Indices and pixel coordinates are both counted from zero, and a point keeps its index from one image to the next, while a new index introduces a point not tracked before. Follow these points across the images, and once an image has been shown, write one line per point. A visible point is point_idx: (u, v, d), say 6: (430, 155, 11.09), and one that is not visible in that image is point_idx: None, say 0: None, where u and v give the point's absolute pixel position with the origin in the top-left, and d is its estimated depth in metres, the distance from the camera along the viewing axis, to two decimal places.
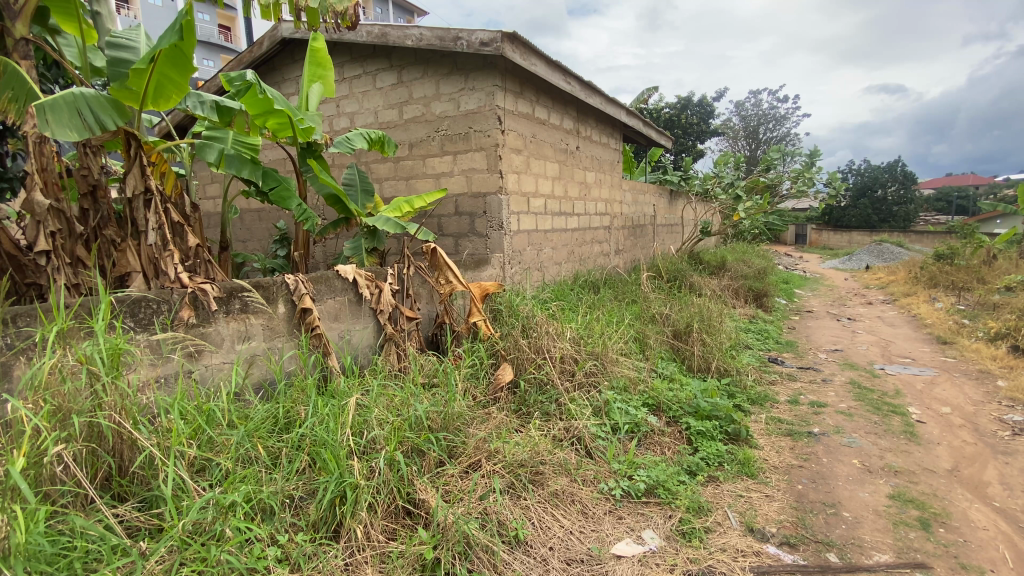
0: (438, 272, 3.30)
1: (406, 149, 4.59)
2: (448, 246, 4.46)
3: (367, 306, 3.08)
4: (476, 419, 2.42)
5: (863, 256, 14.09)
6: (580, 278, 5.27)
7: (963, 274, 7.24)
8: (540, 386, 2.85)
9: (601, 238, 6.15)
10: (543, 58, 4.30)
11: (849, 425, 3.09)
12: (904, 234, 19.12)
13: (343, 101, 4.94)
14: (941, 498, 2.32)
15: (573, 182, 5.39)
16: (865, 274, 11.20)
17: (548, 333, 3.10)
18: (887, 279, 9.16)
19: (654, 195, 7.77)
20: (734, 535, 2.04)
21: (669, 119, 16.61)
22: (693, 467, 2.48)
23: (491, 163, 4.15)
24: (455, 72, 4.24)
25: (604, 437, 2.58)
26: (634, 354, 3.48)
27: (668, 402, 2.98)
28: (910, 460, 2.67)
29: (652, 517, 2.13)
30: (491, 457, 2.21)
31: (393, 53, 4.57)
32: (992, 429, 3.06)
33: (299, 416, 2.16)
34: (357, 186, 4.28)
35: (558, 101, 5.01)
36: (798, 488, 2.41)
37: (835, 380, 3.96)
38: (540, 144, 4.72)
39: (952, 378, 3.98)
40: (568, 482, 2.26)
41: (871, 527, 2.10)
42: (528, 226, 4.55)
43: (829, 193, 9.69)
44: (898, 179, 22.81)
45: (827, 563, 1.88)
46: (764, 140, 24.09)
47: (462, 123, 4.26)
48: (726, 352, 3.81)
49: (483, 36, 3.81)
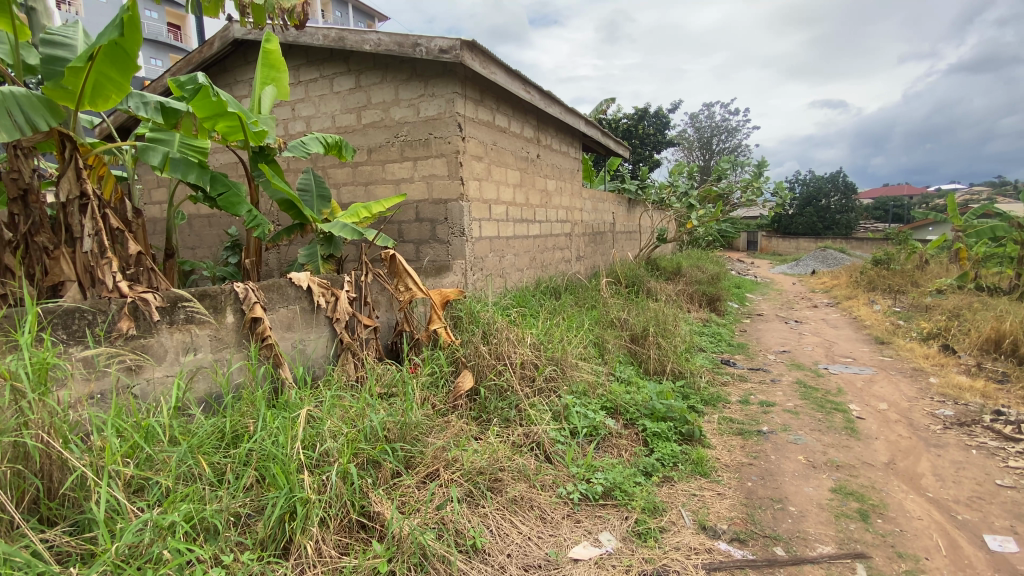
0: (397, 279, 3.25)
1: (365, 155, 4.52)
2: (409, 252, 4.40)
3: (323, 315, 2.99)
4: (435, 428, 2.39)
5: (809, 262, 14.82)
6: (541, 284, 5.31)
7: (898, 277, 7.71)
8: (500, 393, 2.84)
9: (563, 245, 6.22)
10: (503, 67, 4.34)
11: (795, 423, 3.23)
12: (847, 241, 20.26)
13: (299, 105, 4.83)
14: (879, 490, 2.44)
15: (534, 190, 5.43)
16: (812, 278, 11.79)
17: (508, 339, 3.09)
18: (830, 283, 9.68)
19: (613, 204, 7.95)
20: (687, 534, 2.08)
21: (627, 130, 17.07)
22: (649, 468, 2.53)
23: (452, 170, 4.13)
24: (414, 78, 4.22)
25: (563, 442, 2.60)
26: (593, 359, 3.52)
27: (625, 405, 3.03)
28: (850, 455, 2.81)
29: (609, 519, 2.15)
30: (449, 466, 2.18)
31: (351, 57, 4.50)
32: (925, 423, 3.26)
33: (247, 430, 2.07)
34: (313, 191, 4.17)
35: (518, 110, 5.06)
36: (748, 485, 2.49)
37: (783, 380, 4.14)
38: (501, 152, 4.75)
39: (889, 375, 4.23)
40: (527, 487, 2.24)
41: (815, 520, 2.19)
42: (489, 232, 4.55)
43: (776, 203, 10.17)
44: (841, 189, 24.18)
45: (774, 557, 1.95)
46: (717, 151, 25.11)
47: (422, 129, 4.23)
48: (681, 355, 3.91)
49: (442, 43, 3.81)
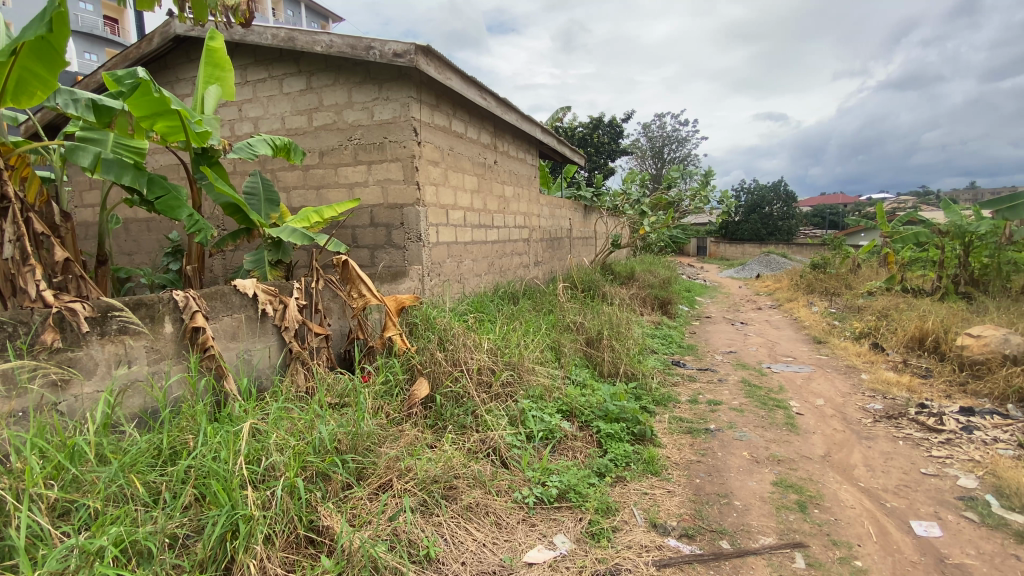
0: (350, 285, 3.17)
1: (317, 157, 4.41)
2: (363, 258, 4.31)
3: (270, 323, 2.87)
4: (388, 438, 2.34)
5: (754, 266, 15.57)
6: (499, 289, 5.31)
7: (834, 281, 8.21)
8: (457, 400, 2.81)
9: (521, 250, 6.26)
10: (458, 73, 4.35)
11: (740, 421, 3.37)
12: (788, 247, 21.41)
13: (247, 106, 4.66)
14: (817, 481, 2.58)
15: (492, 196, 5.45)
16: (757, 281, 12.39)
17: (464, 345, 3.07)
18: (773, 287, 10.19)
19: (569, 210, 8.08)
20: (639, 532, 2.13)
21: (582, 138, 17.43)
22: (602, 469, 2.57)
23: (408, 174, 4.09)
24: (368, 81, 4.15)
25: (519, 447, 2.60)
26: (550, 363, 3.55)
27: (580, 408, 3.08)
28: (790, 449, 2.96)
29: (564, 521, 2.17)
30: (402, 476, 2.15)
31: (301, 57, 4.38)
32: (857, 417, 3.48)
33: (187, 446, 1.96)
34: (260, 195, 4.03)
35: (474, 115, 5.06)
36: (696, 481, 2.57)
37: (729, 379, 4.32)
38: (457, 157, 4.73)
39: (825, 373, 4.49)
40: (482, 494, 2.23)
41: (758, 512, 2.29)
42: (447, 238, 4.52)
43: (722, 210, 10.63)
44: (783, 197, 25.54)
45: (720, 550, 2.02)
46: (669, 160, 26.02)
47: (376, 133, 4.16)
48: (634, 357, 4.01)
49: (396, 47, 3.78)
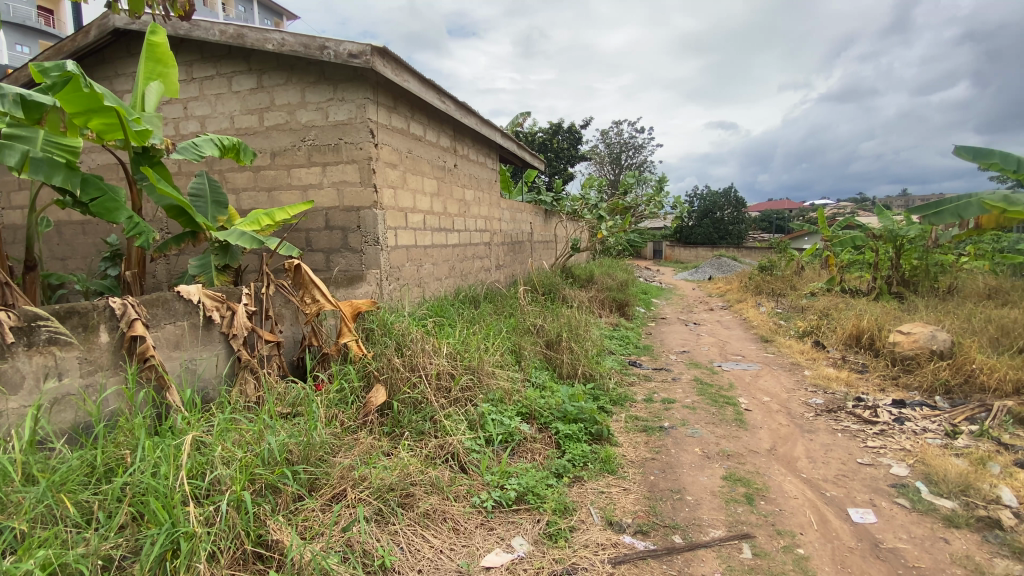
0: (303, 290, 3.08)
1: (268, 158, 4.27)
2: (318, 262, 4.20)
3: (217, 331, 2.76)
4: (342, 447, 2.29)
5: (707, 268, 16.16)
6: (460, 293, 5.29)
7: (780, 282, 8.64)
8: (415, 406, 2.76)
9: (481, 254, 6.25)
10: (416, 75, 4.31)
11: (693, 418, 3.49)
12: (739, 250, 22.34)
13: (192, 104, 4.46)
14: (763, 474, 2.70)
15: (451, 199, 5.42)
16: (710, 283, 12.86)
17: (423, 350, 3.02)
18: (725, 288, 10.60)
19: (529, 214, 8.15)
20: (595, 530, 2.17)
21: (542, 143, 17.62)
22: (560, 470, 2.60)
23: (364, 177, 4.00)
24: (322, 82, 4.06)
25: (478, 451, 2.59)
26: (510, 366, 3.55)
27: (539, 410, 3.10)
28: (739, 444, 3.08)
29: (522, 523, 2.18)
30: (357, 485, 2.10)
31: (251, 55, 4.24)
32: (800, 411, 3.66)
33: (123, 462, 1.85)
34: (206, 197, 3.86)
35: (433, 118, 5.03)
36: (650, 478, 2.64)
37: (682, 378, 4.46)
38: (416, 160, 4.69)
39: (772, 370, 4.70)
40: (439, 500, 2.21)
41: (709, 506, 2.38)
42: (405, 241, 4.46)
43: (676, 215, 10.98)
44: (733, 203, 26.58)
45: (672, 545, 2.08)
46: (626, 166, 26.66)
47: (331, 134, 4.07)
48: (592, 358, 4.09)
49: (351, 48, 3.71)
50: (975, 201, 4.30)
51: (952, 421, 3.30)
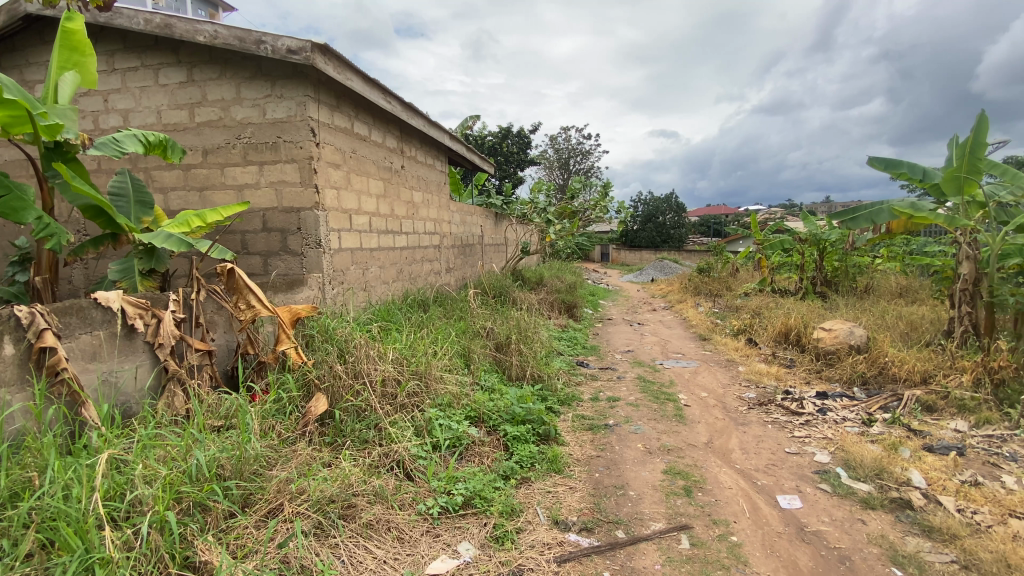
0: (237, 296, 2.92)
1: (200, 156, 4.04)
2: (255, 266, 4.01)
3: (141, 340, 2.56)
4: (279, 460, 2.19)
5: (650, 271, 16.72)
6: (408, 296, 5.20)
7: (717, 283, 9.12)
8: (358, 414, 2.68)
9: (431, 257, 6.19)
10: (360, 74, 4.21)
11: (636, 415, 3.60)
12: (680, 253, 23.30)
13: (114, 96, 4.15)
14: (700, 466, 2.82)
15: (399, 201, 5.32)
16: (654, 285, 13.33)
17: (367, 356, 2.93)
18: (668, 288, 11.04)
19: (480, 217, 8.16)
20: (541, 530, 2.19)
21: (492, 146, 17.70)
22: (507, 472, 2.60)
23: (305, 177, 3.86)
24: (259, 77, 3.89)
25: (424, 457, 2.54)
26: (458, 370, 3.52)
27: (488, 413, 3.09)
28: (678, 438, 3.21)
29: (469, 528, 2.17)
30: (294, 499, 2.01)
31: (181, 47, 4.00)
32: (735, 405, 3.87)
33: (30, 485, 1.69)
34: (129, 197, 3.60)
35: (379, 119, 4.92)
36: (596, 476, 2.70)
37: (627, 376, 4.60)
38: (361, 160, 4.57)
39: (710, 367, 4.94)
40: (383, 509, 2.16)
41: (650, 500, 2.46)
42: (349, 244, 4.33)
43: (622, 219, 11.32)
44: (675, 208, 27.55)
45: (616, 540, 2.14)
46: (575, 171, 27.22)
47: (269, 132, 3.90)
48: (541, 360, 4.13)
49: (290, 43, 3.57)
50: (887, 208, 4.68)
51: (868, 410, 3.58)
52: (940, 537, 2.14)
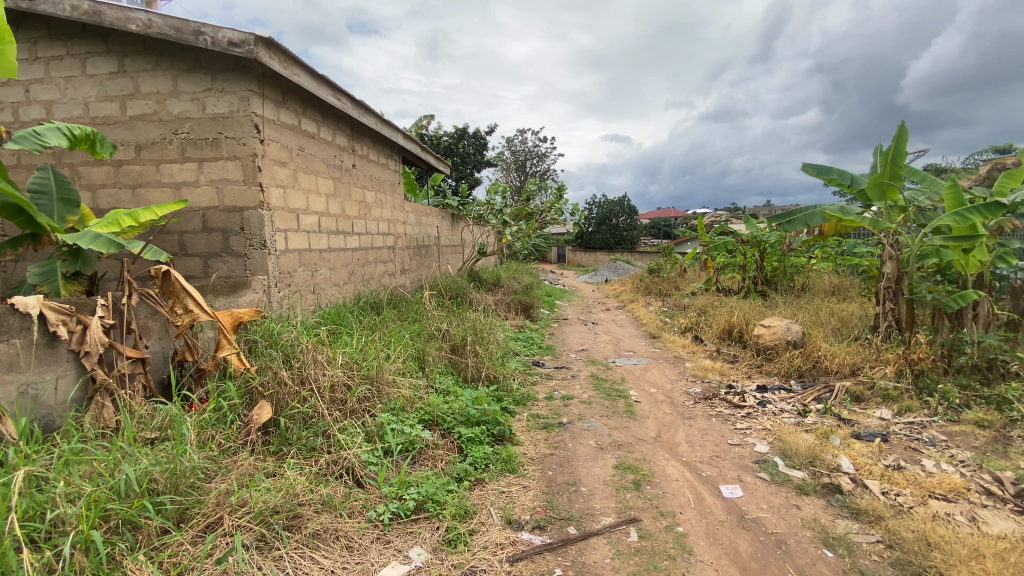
0: (173, 300, 2.76)
1: (132, 152, 3.80)
2: (194, 268, 3.81)
3: (64, 348, 2.37)
4: (218, 472, 2.09)
5: (605, 271, 17.06)
6: (361, 298, 5.09)
7: (667, 283, 9.45)
8: (305, 421, 2.60)
9: (385, 258, 6.07)
10: (307, 69, 4.08)
11: (589, 412, 3.68)
12: (634, 254, 23.91)
13: (36, 86, 3.85)
14: (649, 461, 2.91)
15: (350, 201, 5.19)
16: (609, 285, 13.62)
17: (315, 361, 2.84)
18: (622, 288, 11.32)
19: (436, 218, 8.08)
20: (494, 531, 2.19)
21: (448, 147, 17.57)
22: (460, 474, 2.59)
23: (248, 175, 3.70)
24: (198, 70, 3.70)
25: (376, 463, 2.49)
26: (412, 372, 3.47)
27: (442, 415, 3.07)
28: (629, 434, 3.30)
29: (421, 532, 2.14)
30: (235, 511, 1.92)
31: (111, 35, 3.75)
32: (682, 400, 4.01)
33: None
34: (51, 194, 3.34)
35: (328, 116, 4.79)
36: (549, 474, 2.73)
37: (581, 375, 4.69)
38: (309, 158, 4.43)
39: (659, 364, 5.10)
40: (331, 518, 2.10)
41: (601, 495, 2.51)
42: (297, 245, 4.19)
43: (577, 221, 11.50)
44: (628, 211, 28.06)
45: (567, 536, 2.17)
46: (531, 173, 27.44)
47: (209, 127, 3.72)
48: (496, 361, 4.14)
49: (232, 35, 3.42)
50: (819, 211, 4.98)
51: (803, 401, 3.81)
52: (867, 519, 2.30)
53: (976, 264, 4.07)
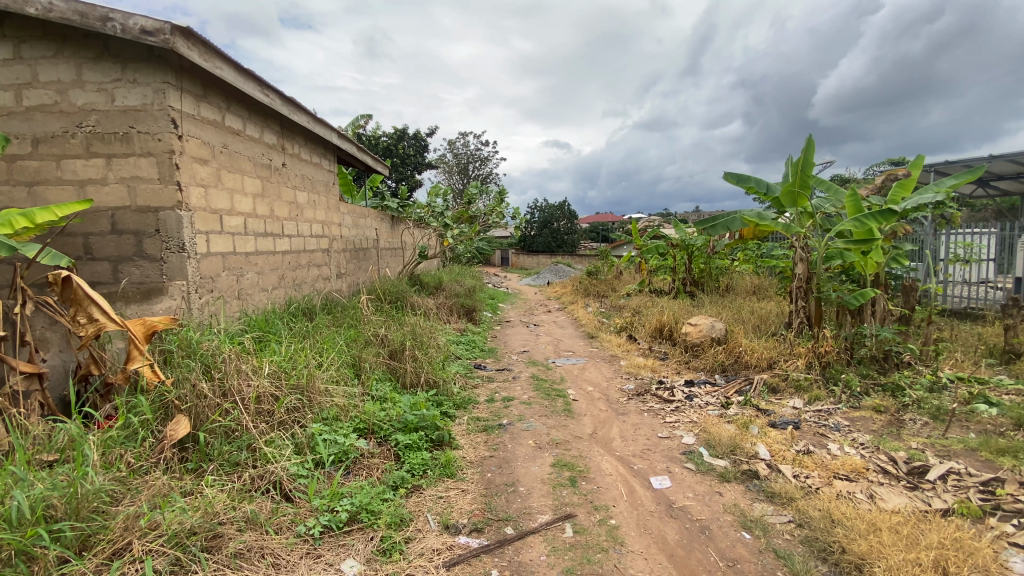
0: (75, 308, 2.52)
1: (28, 146, 3.44)
2: (101, 273, 3.51)
3: None
4: (127, 494, 1.94)
5: (547, 275, 17.33)
6: (292, 303, 4.87)
7: (604, 285, 9.77)
8: (227, 435, 2.45)
9: (319, 261, 5.85)
10: (231, 63, 3.87)
11: (528, 412, 3.73)
12: (575, 257, 24.48)
13: None
14: (585, 457, 3.00)
15: (280, 201, 4.96)
16: (551, 287, 13.86)
17: (238, 371, 2.69)
18: (563, 291, 11.56)
19: (374, 220, 7.88)
20: (431, 537, 2.18)
21: (387, 148, 17.21)
22: (396, 482, 2.54)
23: (164, 172, 3.45)
24: (106, 59, 3.41)
25: (305, 475, 2.40)
26: (346, 380, 3.37)
27: (378, 423, 3.00)
28: (566, 432, 3.38)
29: (354, 544, 2.08)
30: (145, 535, 1.78)
31: (3, 18, 3.39)
32: (617, 397, 4.16)
33: None
34: None
35: (255, 112, 4.55)
36: (488, 476, 2.75)
37: (521, 376, 4.75)
38: (233, 156, 4.19)
39: (596, 363, 5.26)
40: (256, 536, 2.00)
41: (539, 494, 2.56)
42: (220, 248, 3.95)
43: (519, 224, 11.62)
44: (569, 215, 28.70)
45: (504, 537, 2.19)
46: (473, 177, 27.43)
47: (119, 121, 3.43)
48: (436, 365, 4.10)
49: (144, 23, 3.18)
50: (738, 217, 5.35)
51: (726, 394, 4.07)
52: (780, 501, 2.49)
53: (873, 264, 4.46)
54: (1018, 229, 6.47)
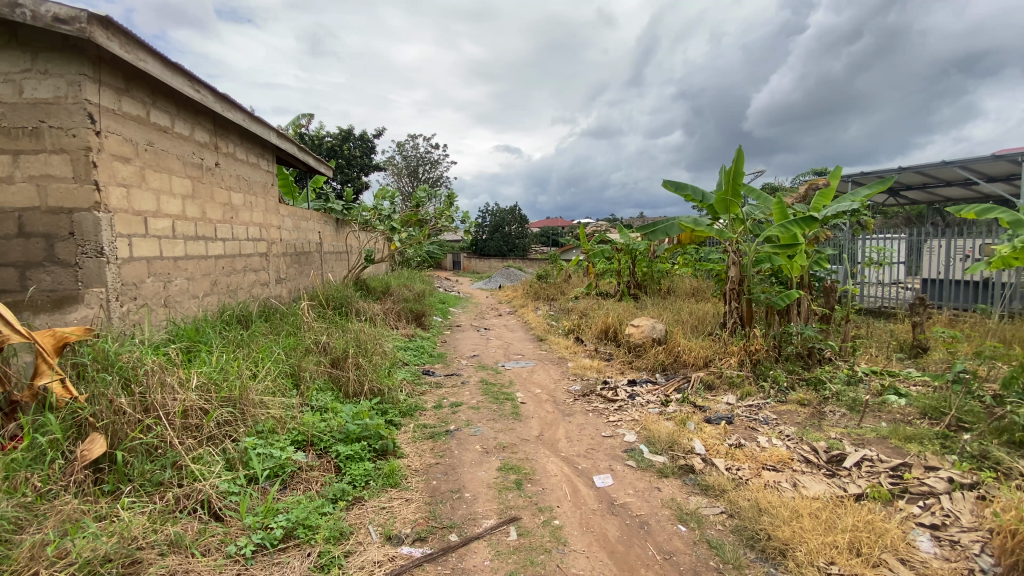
0: None
1: None
2: (6, 279, 3.20)
3: None
4: (33, 522, 1.78)
5: (497, 279, 17.36)
6: (226, 310, 4.63)
7: (553, 289, 9.91)
8: (149, 453, 2.30)
9: (256, 266, 5.59)
10: (157, 56, 3.64)
11: (475, 417, 3.72)
12: (526, 261, 24.69)
13: None
14: (530, 459, 3.04)
15: (212, 203, 4.70)
16: (502, 291, 13.91)
17: (162, 384, 2.53)
18: (514, 295, 11.63)
19: (317, 223, 7.63)
20: (372, 549, 2.13)
21: (331, 149, 16.69)
22: (336, 495, 2.47)
23: (79, 171, 3.19)
24: (12, 47, 3.14)
25: (237, 492, 2.29)
26: (284, 391, 3.24)
27: (318, 434, 2.90)
28: (513, 435, 3.40)
29: (289, 561, 1.99)
30: (53, 565, 1.64)
31: None
32: (563, 399, 4.23)
33: None
34: None
35: (184, 109, 4.31)
36: (433, 484, 2.72)
37: (470, 380, 4.73)
38: (160, 155, 3.94)
39: (545, 365, 5.33)
40: (180, 559, 1.89)
41: (484, 499, 2.56)
42: (145, 252, 3.70)
43: (468, 228, 11.60)
44: (519, 219, 28.92)
45: (448, 544, 2.18)
46: (423, 180, 27.10)
47: (27, 115, 3.15)
48: (381, 372, 4.01)
49: (57, 10, 2.94)
50: (675, 223, 5.58)
51: (666, 392, 4.24)
52: (713, 493, 2.62)
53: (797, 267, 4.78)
54: (924, 234, 7.21)
